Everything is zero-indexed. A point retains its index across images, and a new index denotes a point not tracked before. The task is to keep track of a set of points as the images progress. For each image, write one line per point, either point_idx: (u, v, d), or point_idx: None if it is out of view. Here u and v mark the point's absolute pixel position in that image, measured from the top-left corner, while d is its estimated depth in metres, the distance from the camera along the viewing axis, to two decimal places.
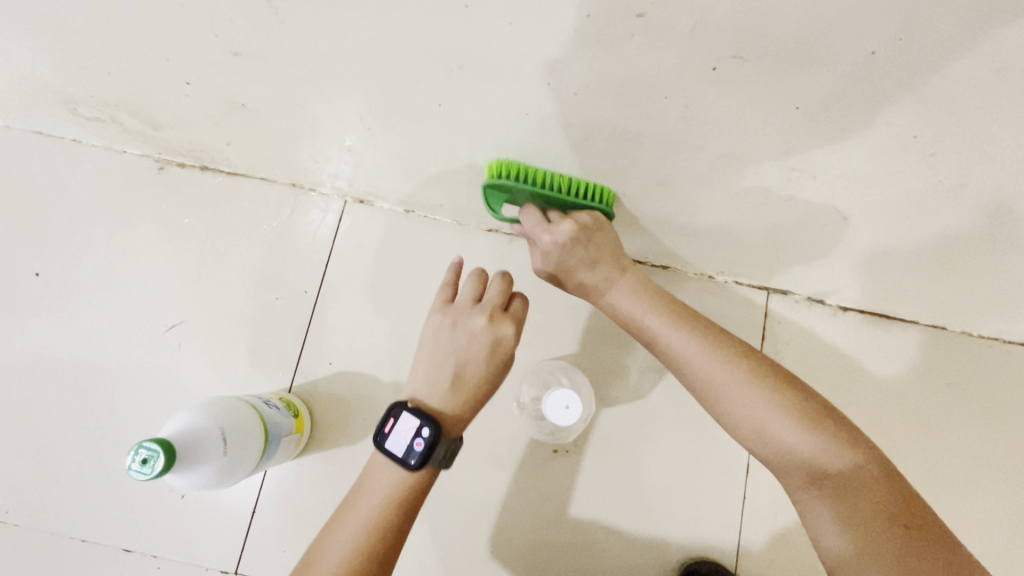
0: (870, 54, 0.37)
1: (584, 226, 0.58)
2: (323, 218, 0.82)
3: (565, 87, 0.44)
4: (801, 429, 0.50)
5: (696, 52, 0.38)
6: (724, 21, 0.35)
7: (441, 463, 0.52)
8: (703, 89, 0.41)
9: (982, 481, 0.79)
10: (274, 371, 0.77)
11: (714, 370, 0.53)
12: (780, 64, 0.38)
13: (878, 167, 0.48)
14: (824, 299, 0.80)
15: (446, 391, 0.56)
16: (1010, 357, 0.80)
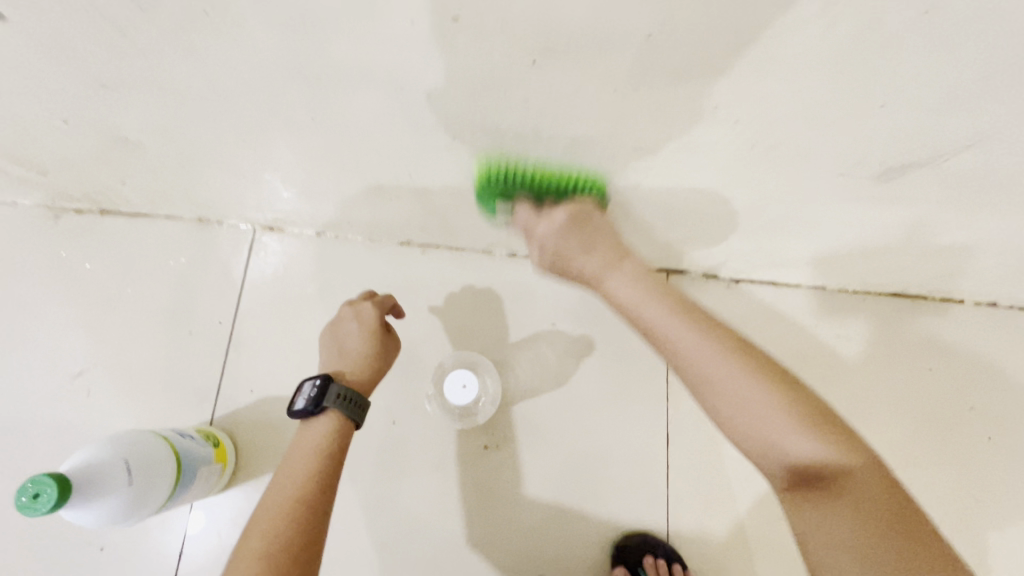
0: (647, 37, 0.38)
1: (577, 213, 0.54)
2: (234, 248, 0.83)
3: (416, 93, 0.47)
4: (789, 426, 0.42)
5: (521, 53, 0.41)
6: (524, 17, 0.37)
7: (336, 400, 0.58)
8: (533, 81, 0.44)
9: (875, 419, 0.87)
10: (192, 406, 0.76)
11: (705, 360, 0.45)
12: (584, 53, 0.40)
13: (720, 157, 0.52)
14: (715, 274, 0.88)
15: (334, 361, 0.64)
16: (881, 307, 0.90)
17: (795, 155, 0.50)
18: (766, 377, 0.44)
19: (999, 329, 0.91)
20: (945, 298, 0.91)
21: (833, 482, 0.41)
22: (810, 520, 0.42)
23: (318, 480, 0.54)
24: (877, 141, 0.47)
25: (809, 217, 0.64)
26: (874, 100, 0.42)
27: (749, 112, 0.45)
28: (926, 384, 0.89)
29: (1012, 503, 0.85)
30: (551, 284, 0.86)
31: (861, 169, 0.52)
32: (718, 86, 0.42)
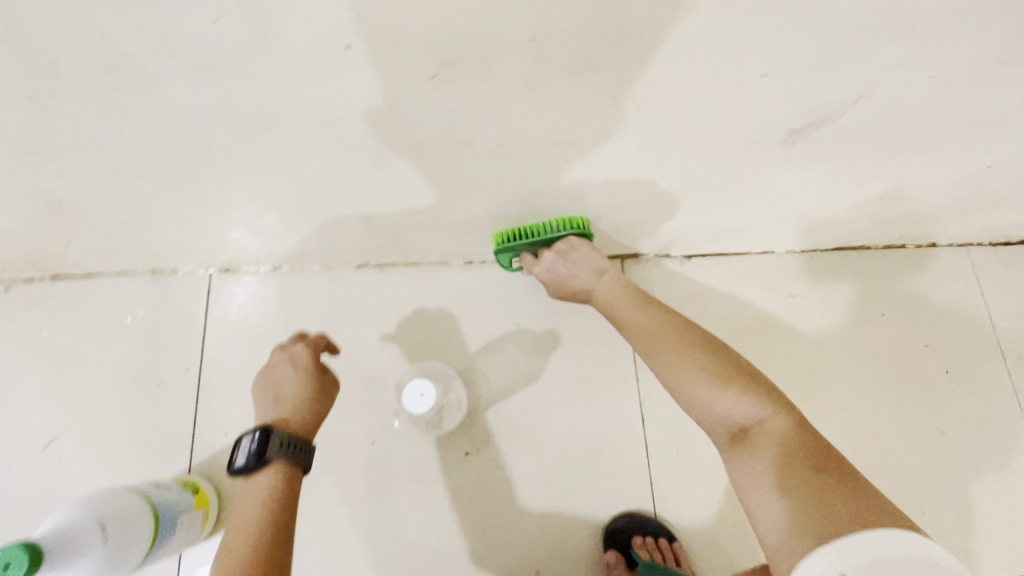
0: (529, 38, 0.40)
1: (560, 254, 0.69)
2: (193, 295, 0.83)
3: (331, 118, 0.48)
4: (719, 386, 0.53)
5: (420, 68, 0.43)
6: (412, 34, 0.39)
7: (279, 450, 0.59)
8: (439, 92, 0.46)
9: (839, 369, 0.91)
10: (168, 457, 0.76)
11: (656, 338, 0.59)
12: (478, 60, 0.42)
13: (633, 141, 0.55)
14: (668, 253, 0.91)
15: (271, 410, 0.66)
16: (829, 262, 0.94)
17: (703, 128, 0.53)
18: (689, 342, 0.58)
19: (941, 266, 0.96)
20: (889, 245, 0.95)
21: (750, 422, 0.51)
22: (741, 458, 0.50)
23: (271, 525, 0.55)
24: (770, 104, 0.50)
25: (734, 184, 0.67)
26: (756, 66, 0.45)
27: (648, 93, 0.47)
28: (882, 328, 0.93)
29: (977, 429, 0.89)
30: (510, 285, 0.88)
31: (766, 132, 0.55)
32: (612, 74, 0.45)
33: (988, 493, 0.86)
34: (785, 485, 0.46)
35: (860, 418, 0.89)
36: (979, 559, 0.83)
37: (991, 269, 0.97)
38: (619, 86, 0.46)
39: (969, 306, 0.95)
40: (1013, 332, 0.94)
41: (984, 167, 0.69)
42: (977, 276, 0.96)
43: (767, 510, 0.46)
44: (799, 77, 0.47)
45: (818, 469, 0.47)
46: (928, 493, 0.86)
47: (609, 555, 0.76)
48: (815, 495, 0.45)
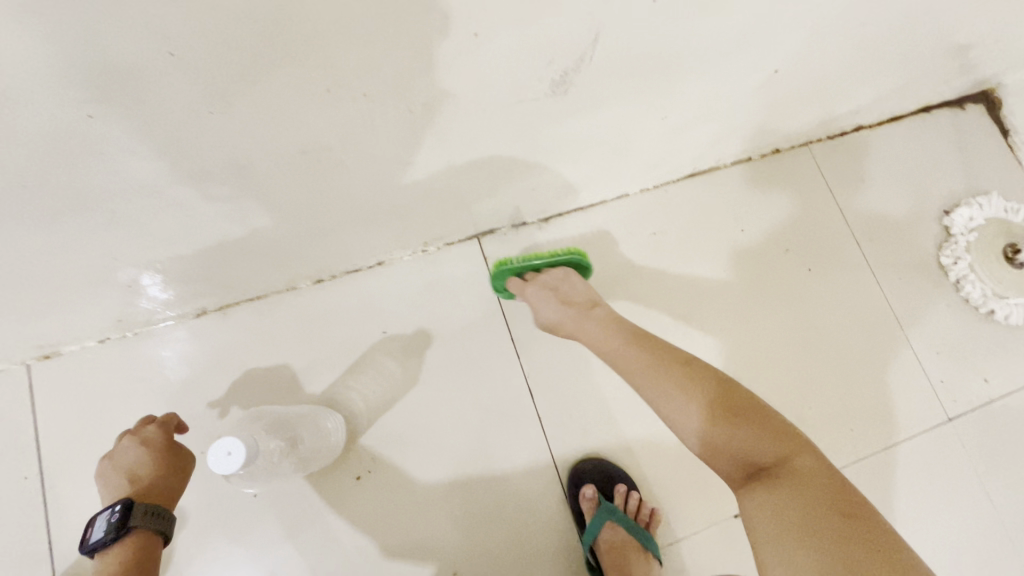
0: (171, 54, 0.34)
1: (552, 278, 0.72)
2: (12, 394, 0.74)
3: (12, 187, 0.41)
4: (727, 425, 0.53)
5: (69, 113, 0.36)
6: (20, 80, 0.32)
7: (144, 519, 0.55)
8: (117, 133, 0.39)
9: (711, 292, 0.93)
10: (26, 575, 0.69)
11: (657, 377, 0.58)
12: (132, 89, 0.35)
13: (392, 131, 0.50)
14: (524, 220, 0.88)
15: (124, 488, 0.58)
16: (683, 192, 0.95)
17: (457, 101, 0.49)
18: (691, 378, 0.57)
19: (786, 170, 0.99)
20: (737, 161, 0.97)
21: (763, 460, 0.52)
22: (754, 495, 0.51)
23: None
24: (510, 63, 0.47)
25: (539, 144, 0.64)
26: (462, 29, 0.41)
27: (368, 83, 0.43)
28: (745, 244, 0.95)
29: (845, 317, 0.94)
30: (369, 293, 0.84)
31: (529, 91, 0.52)
32: (311, 76, 0.40)
33: (863, 373, 0.92)
34: (801, 527, 0.47)
35: (740, 335, 0.92)
36: (866, 436, 0.89)
37: (831, 161, 1.01)
38: (330, 83, 0.41)
39: (819, 202, 0.99)
40: (858, 217, 0.99)
41: (774, 73, 0.68)
42: (820, 171, 1.00)
43: (777, 547, 0.47)
44: (519, 31, 0.43)
45: (839, 510, 0.47)
46: (812, 390, 0.90)
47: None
48: (839, 541, 0.45)
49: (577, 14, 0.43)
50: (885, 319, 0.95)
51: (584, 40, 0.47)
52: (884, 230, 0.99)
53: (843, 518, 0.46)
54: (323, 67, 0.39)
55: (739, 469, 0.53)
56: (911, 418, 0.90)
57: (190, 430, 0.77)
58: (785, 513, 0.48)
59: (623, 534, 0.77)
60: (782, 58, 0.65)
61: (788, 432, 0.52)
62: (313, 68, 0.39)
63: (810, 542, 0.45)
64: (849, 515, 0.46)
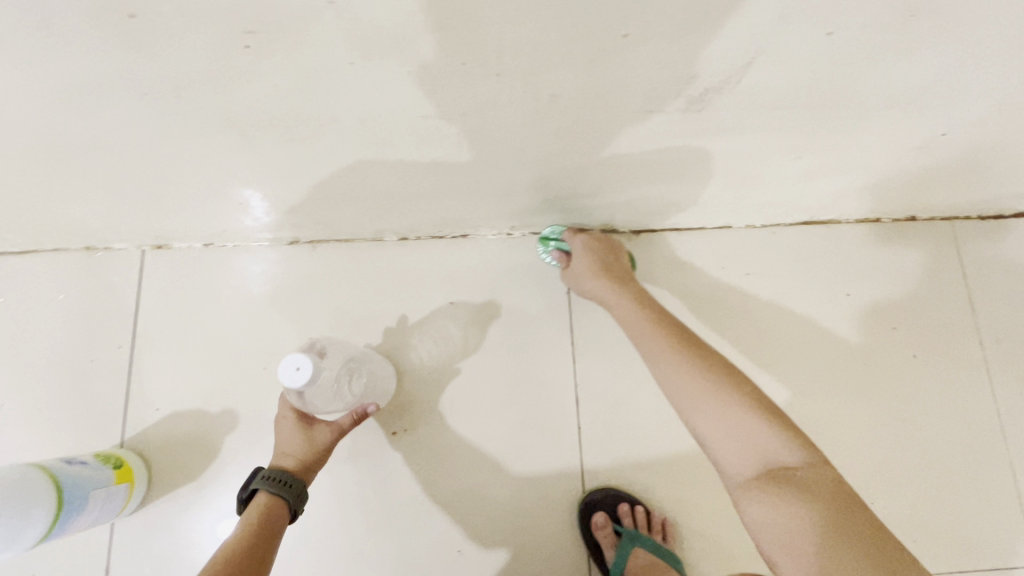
0: (329, 4, 0.35)
1: (596, 246, 0.78)
2: (125, 272, 0.83)
3: (166, 97, 0.44)
4: (750, 425, 0.55)
5: (228, 42, 0.38)
6: (196, 4, 0.34)
7: (264, 481, 0.63)
8: (264, 67, 0.41)
9: (793, 350, 0.86)
10: (101, 432, 0.77)
11: (685, 366, 0.59)
12: (286, 29, 0.37)
13: (511, 115, 0.50)
14: (614, 227, 0.85)
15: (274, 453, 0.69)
16: (792, 237, 0.88)
17: (586, 98, 0.48)
18: (719, 373, 0.58)
19: (917, 243, 0.89)
20: (861, 219, 0.88)
21: (780, 463, 0.53)
22: (770, 499, 0.52)
23: (261, 540, 0.57)
24: (649, 71, 0.44)
25: (654, 156, 0.61)
26: (611, 29, 0.39)
27: (503, 64, 0.42)
28: (845, 310, 0.87)
29: (941, 418, 0.84)
30: (446, 262, 0.85)
31: (660, 103, 0.49)
32: (453, 46, 0.40)
33: (945, 485, 0.82)
34: (821, 536, 0.49)
35: (814, 405, 0.84)
36: (931, 552, 0.79)
37: (972, 245, 0.89)
38: (468, 57, 0.41)
39: (945, 284, 0.88)
40: (989, 314, 0.87)
41: (936, 136, 0.60)
42: (957, 252, 0.89)
43: (795, 555, 0.49)
44: (669, 42, 0.41)
45: (857, 525, 0.49)
46: (882, 485, 0.82)
47: (624, 504, 0.78)
48: (858, 553, 0.47)
49: (736, 34, 0.40)
50: (989, 434, 0.83)
51: (735, 63, 0.44)
52: (1016, 336, 0.87)
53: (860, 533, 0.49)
54: (466, 41, 0.39)
55: (754, 471, 0.54)
56: (991, 551, 0.79)
57: (259, 345, 0.82)
58: (799, 525, 0.50)
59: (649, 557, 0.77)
60: (951, 122, 0.57)
61: (808, 443, 0.54)
62: (455, 40, 0.39)
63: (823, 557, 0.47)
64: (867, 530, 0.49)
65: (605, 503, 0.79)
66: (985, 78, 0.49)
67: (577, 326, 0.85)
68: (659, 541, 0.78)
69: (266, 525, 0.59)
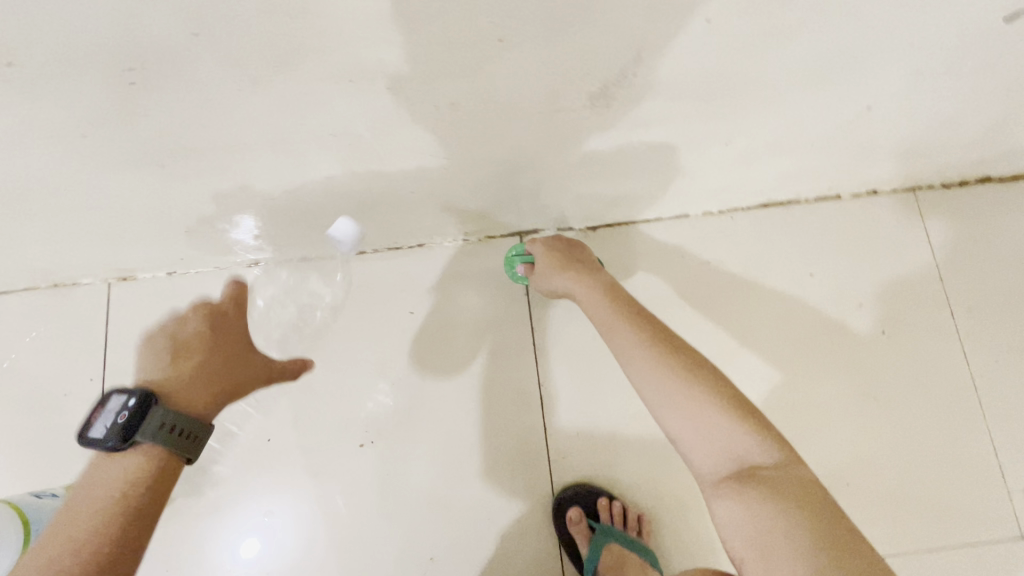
0: (195, 35, 0.36)
1: (568, 246, 0.76)
2: (93, 306, 0.85)
3: (74, 136, 0.45)
4: (727, 421, 0.54)
5: (113, 79, 0.39)
6: (66, 47, 0.35)
7: (151, 431, 0.46)
8: (156, 101, 0.42)
9: (761, 335, 0.84)
10: (78, 463, 0.79)
11: (661, 359, 0.58)
12: (163, 62, 0.38)
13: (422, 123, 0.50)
14: (569, 225, 0.85)
15: (162, 362, 0.51)
16: (751, 221, 0.87)
17: (489, 100, 0.48)
18: (698, 370, 0.57)
19: (881, 216, 0.87)
20: (821, 197, 0.87)
21: (754, 463, 0.52)
22: (745, 495, 0.49)
23: (139, 488, 0.45)
24: (541, 68, 0.45)
25: (583, 151, 0.61)
26: (488, 30, 0.40)
27: (394, 74, 0.43)
28: (812, 290, 0.85)
29: (918, 393, 0.82)
30: (404, 273, 0.86)
31: (567, 99, 0.50)
32: (336, 62, 0.41)
33: (925, 461, 0.80)
34: (795, 533, 0.46)
35: (784, 388, 0.82)
36: (914, 530, 0.77)
37: (938, 214, 0.87)
38: (356, 72, 0.42)
39: (912, 256, 0.86)
40: (959, 283, 0.86)
41: (865, 110, 0.59)
42: (923, 223, 0.87)
43: (767, 552, 0.46)
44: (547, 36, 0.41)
45: (832, 523, 0.48)
46: (860, 466, 0.80)
47: (601, 499, 0.79)
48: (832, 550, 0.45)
49: (616, 22, 0.41)
50: (968, 405, 0.82)
51: (626, 50, 0.44)
52: (989, 303, 0.85)
53: (835, 530, 0.47)
54: (346, 55, 0.40)
55: (730, 472, 0.52)
56: (979, 526, 0.77)
57: None
58: (772, 522, 0.48)
59: (621, 550, 0.78)
60: (877, 95, 0.56)
61: (784, 444, 0.53)
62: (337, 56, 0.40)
63: (794, 556, 0.45)
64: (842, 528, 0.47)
65: (581, 499, 0.79)
66: (895, 47, 0.48)
67: (538, 326, 0.85)
68: (634, 536, 0.78)
69: (150, 475, 0.46)
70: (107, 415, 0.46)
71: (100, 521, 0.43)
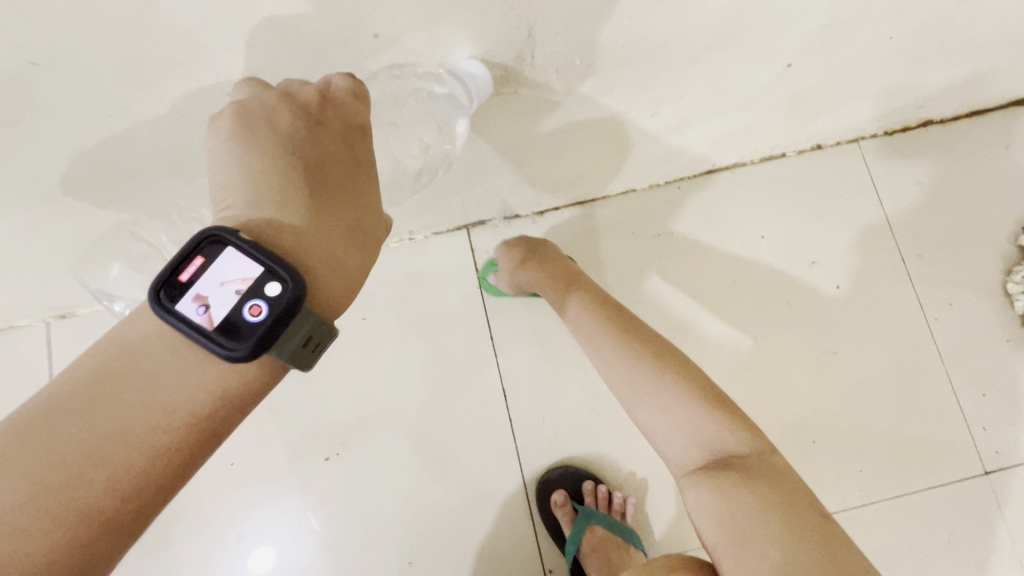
0: None
1: (539, 244, 0.74)
2: (33, 348, 0.82)
3: None
4: (699, 409, 0.52)
5: None
6: None
7: (297, 327, 0.32)
8: None
9: (718, 303, 0.84)
10: None
11: (630, 352, 0.57)
12: None
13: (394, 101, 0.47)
14: (515, 213, 0.82)
15: (283, 212, 0.34)
16: (701, 188, 0.85)
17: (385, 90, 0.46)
18: (665, 365, 0.56)
19: (827, 171, 0.86)
20: (766, 157, 0.85)
21: (725, 451, 0.51)
22: (714, 485, 0.48)
23: (230, 411, 0.33)
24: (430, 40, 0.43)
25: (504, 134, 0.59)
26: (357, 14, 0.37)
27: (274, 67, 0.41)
28: (764, 253, 0.85)
29: (876, 344, 0.82)
30: None
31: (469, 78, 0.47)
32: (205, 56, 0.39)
33: (886, 409, 0.81)
34: (763, 521, 0.45)
35: (745, 354, 0.82)
36: (878, 477, 0.79)
37: (884, 163, 0.86)
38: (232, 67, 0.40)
39: (862, 207, 0.86)
40: (909, 230, 0.86)
41: (786, 67, 0.57)
42: (871, 173, 0.86)
43: (732, 543, 0.45)
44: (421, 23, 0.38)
45: (802, 509, 0.47)
46: (823, 422, 0.80)
47: (587, 482, 0.78)
48: (801, 540, 0.44)
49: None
50: (925, 352, 0.82)
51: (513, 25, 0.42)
52: (939, 247, 0.85)
53: (803, 516, 0.46)
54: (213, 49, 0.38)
55: (701, 461, 0.51)
56: (944, 467, 0.78)
57: None
58: (740, 510, 0.46)
59: (605, 534, 0.76)
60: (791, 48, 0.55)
61: (756, 431, 0.52)
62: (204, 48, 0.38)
63: (762, 545, 0.44)
64: (811, 515, 0.46)
65: (567, 483, 0.78)
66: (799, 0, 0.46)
67: (494, 319, 0.83)
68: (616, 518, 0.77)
69: (250, 394, 0.33)
70: (225, 286, 0.31)
71: (160, 449, 0.31)
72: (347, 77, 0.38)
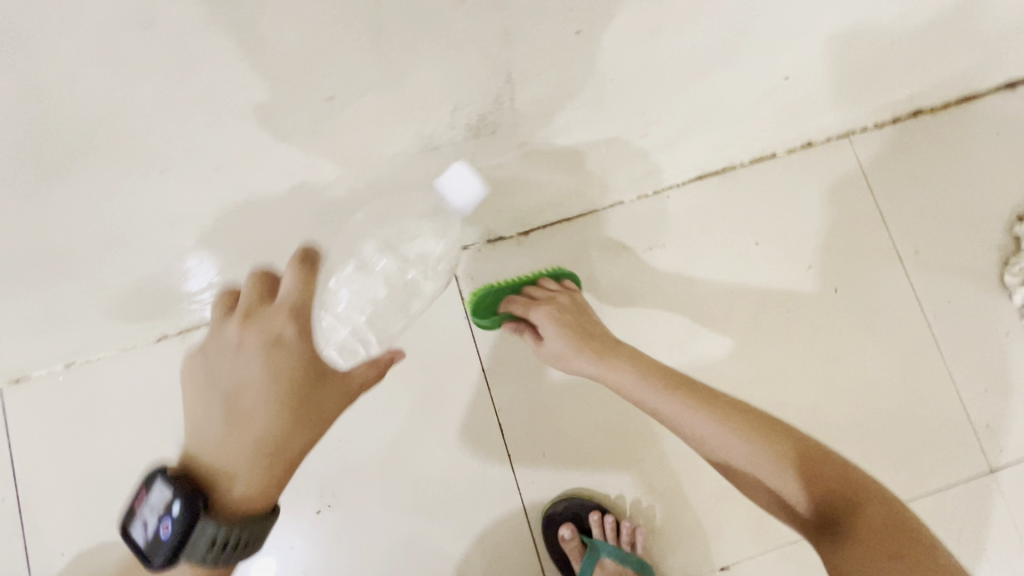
0: None
1: (560, 304, 0.66)
2: None
3: None
4: (775, 472, 0.50)
5: None
6: None
7: (210, 547, 0.41)
8: None
9: (715, 314, 0.81)
10: None
11: (694, 423, 0.53)
12: None
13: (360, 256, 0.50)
14: (498, 236, 0.78)
15: (228, 437, 0.44)
16: (690, 196, 0.82)
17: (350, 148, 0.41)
18: (707, 404, 0.54)
19: (819, 169, 0.83)
20: (756, 159, 0.82)
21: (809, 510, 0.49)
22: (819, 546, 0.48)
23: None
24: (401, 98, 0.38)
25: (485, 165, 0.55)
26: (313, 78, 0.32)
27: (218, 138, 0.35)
28: (760, 260, 0.82)
29: (878, 346, 0.81)
30: None
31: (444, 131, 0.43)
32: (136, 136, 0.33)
33: (890, 412, 0.79)
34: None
35: (745, 366, 0.80)
36: (886, 482, 0.77)
37: (876, 157, 0.84)
38: (168, 143, 0.34)
39: (854, 204, 0.83)
40: (904, 226, 0.84)
41: (783, 80, 0.53)
42: (863, 169, 0.83)
43: None
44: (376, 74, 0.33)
45: (893, 553, 0.44)
46: (828, 431, 0.78)
47: (593, 514, 0.75)
48: None
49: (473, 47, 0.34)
50: (926, 350, 0.81)
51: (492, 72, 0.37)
52: (935, 242, 0.83)
53: (895, 560, 0.44)
54: (143, 127, 0.32)
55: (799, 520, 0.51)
56: (952, 469, 0.78)
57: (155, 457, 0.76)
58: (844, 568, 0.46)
59: (616, 565, 0.74)
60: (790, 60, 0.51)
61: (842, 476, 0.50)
62: (136, 127, 0.32)
63: None
64: (897, 556, 0.44)
65: (574, 516, 0.76)
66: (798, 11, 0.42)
67: (484, 349, 0.79)
68: (627, 550, 0.75)
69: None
70: (154, 512, 0.41)
71: None
72: (290, 273, 0.45)
